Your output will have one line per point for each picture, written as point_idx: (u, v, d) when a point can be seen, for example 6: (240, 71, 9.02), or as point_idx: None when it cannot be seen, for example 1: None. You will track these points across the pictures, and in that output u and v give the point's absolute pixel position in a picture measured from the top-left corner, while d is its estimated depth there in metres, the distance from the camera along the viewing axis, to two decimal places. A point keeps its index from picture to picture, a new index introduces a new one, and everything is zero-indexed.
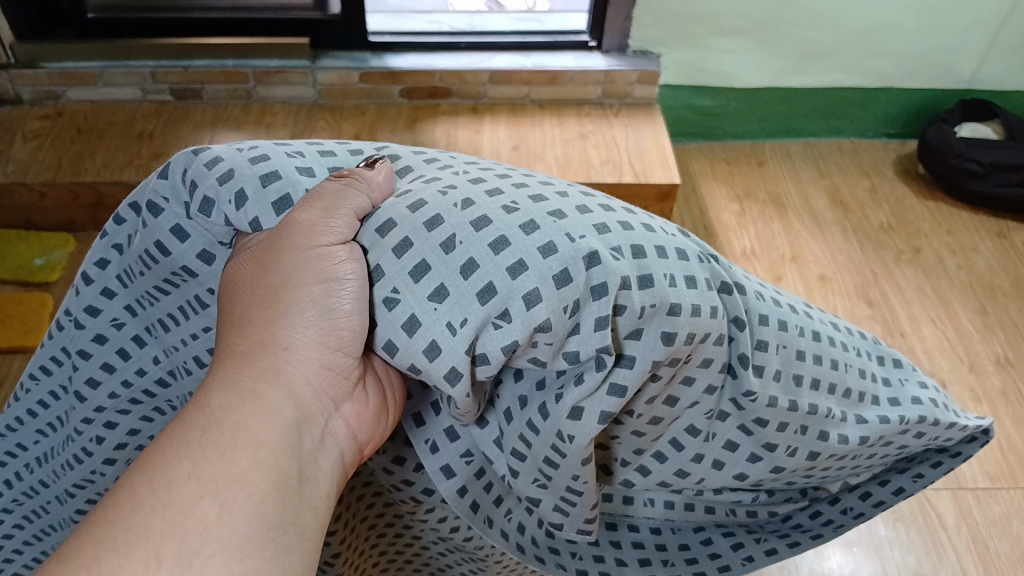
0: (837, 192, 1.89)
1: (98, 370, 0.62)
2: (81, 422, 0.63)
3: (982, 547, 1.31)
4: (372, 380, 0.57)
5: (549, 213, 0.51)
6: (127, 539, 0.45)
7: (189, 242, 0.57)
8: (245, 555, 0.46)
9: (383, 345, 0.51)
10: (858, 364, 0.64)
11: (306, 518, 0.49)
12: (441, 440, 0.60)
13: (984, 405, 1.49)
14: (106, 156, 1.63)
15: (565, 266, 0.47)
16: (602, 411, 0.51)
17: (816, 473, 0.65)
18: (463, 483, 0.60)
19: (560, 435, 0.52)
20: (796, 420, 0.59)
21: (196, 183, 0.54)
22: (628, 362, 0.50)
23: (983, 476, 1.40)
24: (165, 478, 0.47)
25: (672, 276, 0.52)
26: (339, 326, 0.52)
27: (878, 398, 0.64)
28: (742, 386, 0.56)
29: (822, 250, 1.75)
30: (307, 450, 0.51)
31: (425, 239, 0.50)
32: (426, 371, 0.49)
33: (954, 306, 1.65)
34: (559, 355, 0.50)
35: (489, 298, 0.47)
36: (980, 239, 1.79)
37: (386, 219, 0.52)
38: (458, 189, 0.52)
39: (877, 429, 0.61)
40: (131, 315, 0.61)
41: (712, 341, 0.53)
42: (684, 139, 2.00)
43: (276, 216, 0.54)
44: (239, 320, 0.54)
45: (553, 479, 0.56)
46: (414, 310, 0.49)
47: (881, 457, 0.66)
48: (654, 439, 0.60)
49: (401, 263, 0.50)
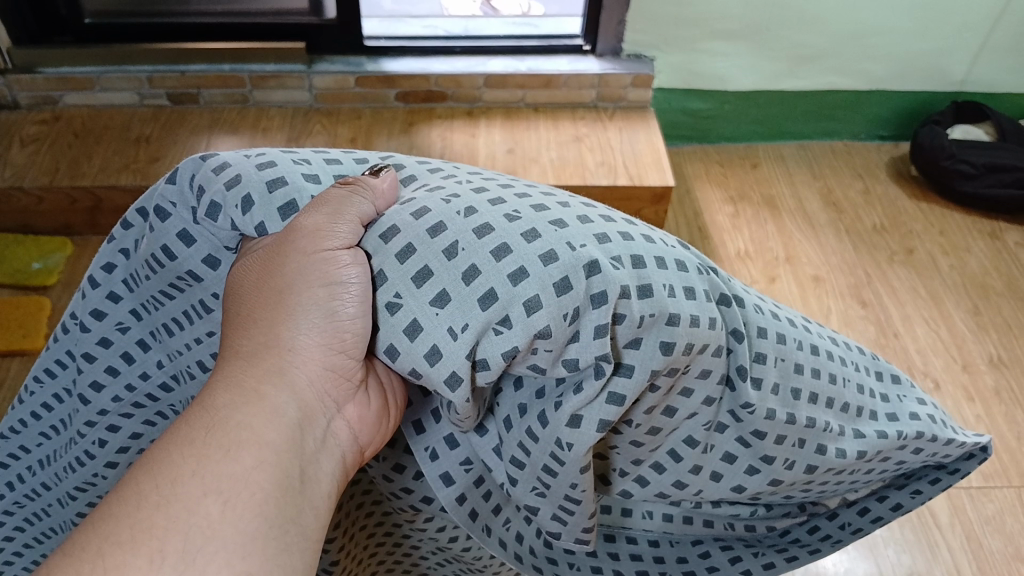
0: (831, 193, 1.90)
1: (103, 373, 0.62)
2: (85, 425, 0.64)
3: (976, 545, 1.32)
4: (375, 383, 0.57)
5: (551, 222, 0.51)
6: (132, 535, 0.46)
7: (195, 247, 0.58)
8: (247, 553, 0.46)
9: (385, 351, 0.51)
10: (857, 379, 0.65)
11: (308, 518, 0.50)
12: (441, 448, 0.60)
13: (978, 405, 1.50)
14: (103, 160, 1.63)
15: (566, 273, 0.48)
16: (601, 419, 0.52)
17: (815, 487, 0.66)
18: (462, 491, 0.61)
19: (559, 443, 0.53)
20: (794, 433, 0.59)
21: (203, 188, 0.55)
22: (627, 371, 0.51)
23: (976, 474, 1.41)
24: (170, 475, 0.48)
25: (671, 287, 0.52)
26: (343, 329, 0.53)
27: (875, 413, 0.65)
28: (740, 399, 0.57)
29: (816, 251, 1.76)
30: (309, 451, 0.52)
31: (428, 244, 0.50)
32: (427, 376, 0.49)
33: (947, 306, 1.66)
34: (558, 362, 0.51)
35: (490, 304, 0.48)
36: (973, 241, 1.80)
37: (389, 226, 0.53)
38: (461, 198, 0.53)
39: (875, 444, 0.62)
40: (137, 319, 0.62)
41: (710, 352, 0.54)
42: (678, 142, 2.01)
43: (282, 221, 0.55)
44: (244, 322, 0.55)
45: (552, 487, 0.57)
46: (416, 314, 0.50)
47: (879, 472, 0.66)
48: (653, 448, 0.61)
49: (403, 268, 0.51)
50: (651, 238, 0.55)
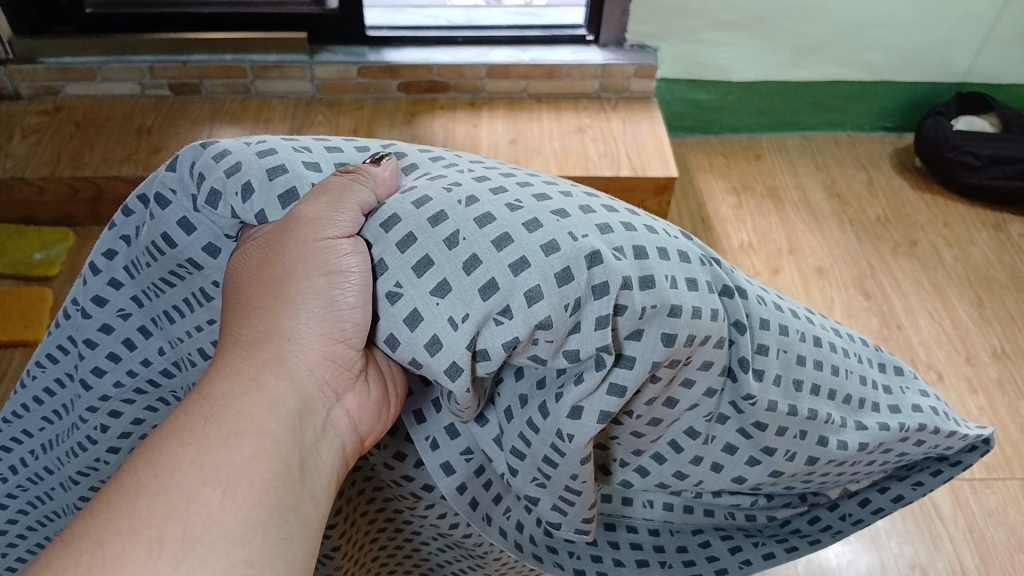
0: (834, 184, 1.90)
1: (104, 360, 0.62)
2: (86, 410, 0.64)
3: (978, 536, 1.32)
4: (372, 371, 0.57)
5: (553, 211, 0.51)
6: (130, 523, 0.46)
7: (195, 235, 0.57)
8: (246, 541, 0.46)
9: (386, 341, 0.51)
10: (859, 371, 0.65)
11: (307, 507, 0.50)
12: (441, 438, 0.60)
13: (981, 397, 1.50)
14: (105, 151, 1.63)
15: (567, 264, 0.48)
16: (601, 410, 0.52)
17: (816, 478, 0.66)
18: (463, 480, 0.61)
19: (559, 434, 0.53)
20: (795, 424, 0.59)
21: (204, 176, 0.55)
22: (628, 362, 0.51)
23: (980, 466, 1.41)
24: (169, 464, 0.48)
25: (673, 277, 0.52)
26: (343, 318, 0.53)
27: (877, 405, 0.65)
28: (741, 390, 0.57)
29: (819, 243, 1.76)
30: (308, 440, 0.52)
31: (428, 234, 0.50)
32: (427, 366, 0.49)
33: (951, 298, 1.66)
34: (559, 354, 0.51)
35: (491, 294, 0.48)
36: (977, 232, 1.80)
37: (389, 215, 0.53)
38: (463, 187, 0.53)
39: (877, 436, 0.62)
40: (137, 306, 0.62)
41: (712, 344, 0.54)
42: (682, 132, 2.00)
43: (282, 209, 0.54)
44: (244, 311, 0.55)
45: (553, 478, 0.57)
46: (416, 304, 0.50)
47: (880, 464, 0.66)
48: (654, 438, 0.61)
49: (404, 257, 0.51)
50: (652, 228, 0.55)
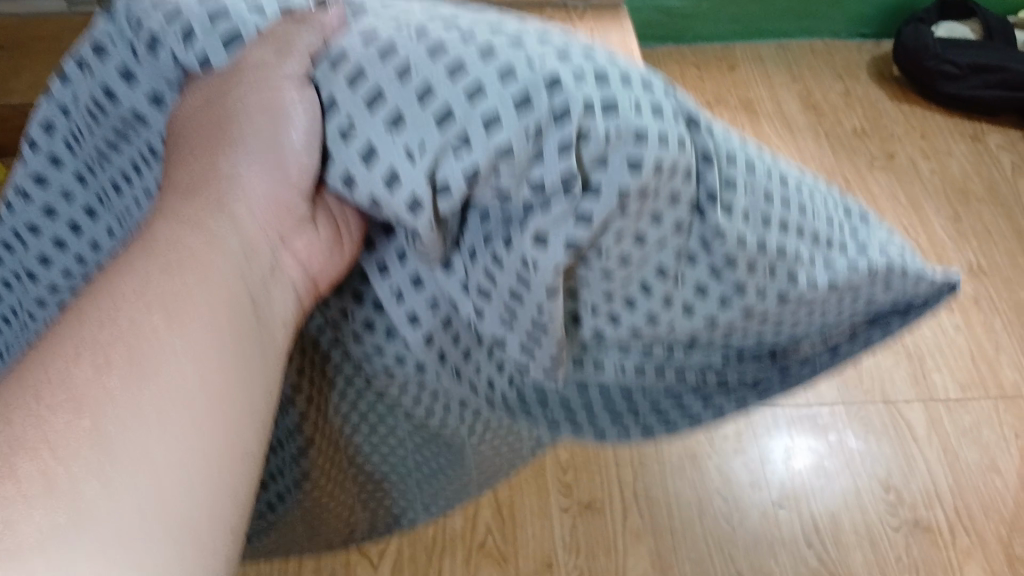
0: (810, 95, 1.83)
1: (49, 245, 0.53)
2: (35, 305, 0.55)
3: (951, 457, 1.33)
4: (322, 216, 0.47)
5: (507, 39, 0.42)
6: (59, 387, 0.38)
7: (136, 86, 0.47)
8: (200, 417, 0.40)
9: (343, 181, 0.44)
10: (825, 207, 0.50)
11: (262, 368, 0.44)
12: (406, 288, 0.50)
13: (956, 314, 1.49)
14: (33, 74, 1.50)
15: (527, 89, 0.40)
16: (568, 242, 0.42)
17: (781, 330, 0.51)
18: (430, 334, 0.51)
19: (525, 264, 0.43)
20: (762, 266, 0.47)
21: (135, 19, 0.45)
22: (595, 191, 0.41)
23: (954, 385, 1.41)
24: (105, 313, 0.40)
25: (637, 101, 0.41)
26: (291, 163, 0.44)
27: (843, 239, 0.50)
28: (708, 224, 0.45)
29: (794, 157, 1.71)
30: (258, 287, 0.45)
31: (377, 69, 0.42)
32: (386, 202, 0.42)
33: (927, 212, 1.63)
34: (523, 181, 0.41)
35: (450, 125, 0.40)
36: (954, 143, 1.75)
37: (342, 53, 0.44)
38: (413, 18, 0.44)
39: (848, 275, 0.48)
40: (82, 183, 0.52)
41: (680, 177, 0.43)
42: (653, 43, 1.92)
43: (227, 53, 0.45)
44: (180, 151, 0.46)
45: (519, 320, 0.47)
46: (371, 137, 0.42)
47: (844, 307, 0.51)
48: (610, 288, 0.47)
49: (357, 94, 0.43)
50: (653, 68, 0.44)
